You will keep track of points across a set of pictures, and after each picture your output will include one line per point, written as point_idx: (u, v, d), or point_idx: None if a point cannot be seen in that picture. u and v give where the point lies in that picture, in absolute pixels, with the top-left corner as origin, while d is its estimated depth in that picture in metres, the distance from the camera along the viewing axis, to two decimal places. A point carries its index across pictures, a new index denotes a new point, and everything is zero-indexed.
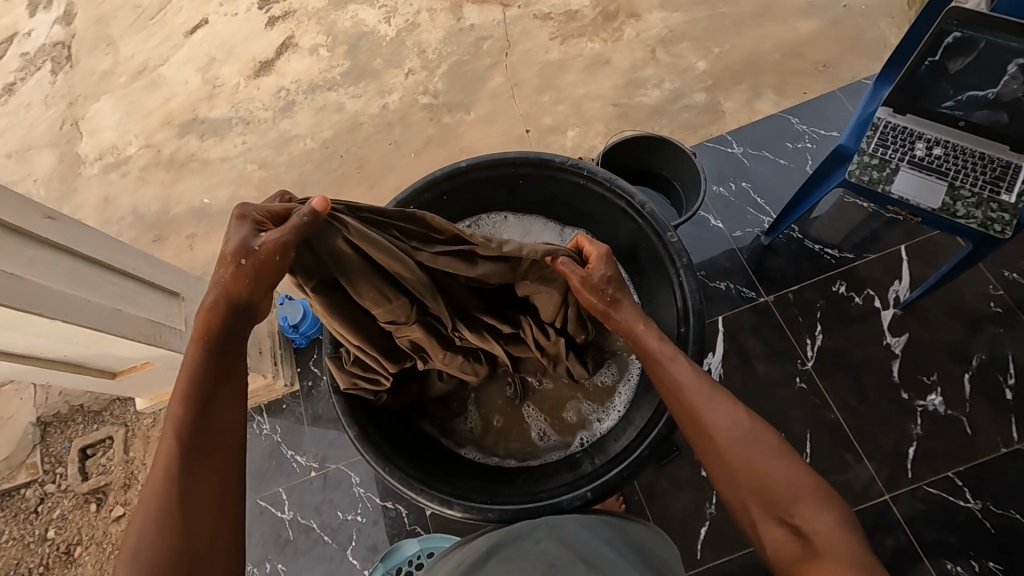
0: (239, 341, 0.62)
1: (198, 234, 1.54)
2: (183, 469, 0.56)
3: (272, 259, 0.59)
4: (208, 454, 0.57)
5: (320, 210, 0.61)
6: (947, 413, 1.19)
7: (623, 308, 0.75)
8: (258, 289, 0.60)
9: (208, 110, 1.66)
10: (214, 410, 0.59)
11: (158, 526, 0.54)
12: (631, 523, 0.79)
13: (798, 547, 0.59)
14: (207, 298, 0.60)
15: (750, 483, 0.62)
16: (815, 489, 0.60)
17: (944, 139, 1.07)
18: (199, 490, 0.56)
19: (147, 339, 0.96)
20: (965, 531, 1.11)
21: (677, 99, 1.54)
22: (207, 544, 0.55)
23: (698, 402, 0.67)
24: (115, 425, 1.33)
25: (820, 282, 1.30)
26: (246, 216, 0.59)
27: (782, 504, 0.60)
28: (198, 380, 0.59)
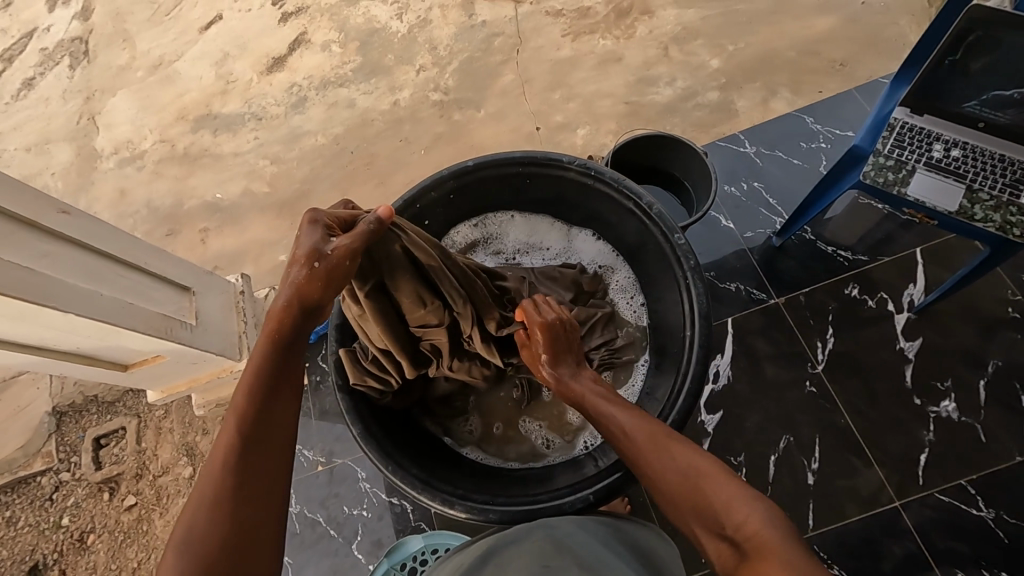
0: (302, 343, 0.63)
1: (210, 228, 1.55)
2: (240, 458, 0.54)
3: (341, 264, 0.63)
4: (266, 446, 0.56)
5: (385, 218, 0.68)
6: (960, 420, 1.16)
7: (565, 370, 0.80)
8: (328, 291, 0.63)
9: (222, 105, 1.67)
10: (276, 404, 0.58)
11: (208, 511, 0.52)
12: (633, 525, 0.78)
13: (734, 558, 0.52)
14: (279, 296, 0.62)
15: (683, 496, 0.60)
16: (749, 494, 0.56)
17: (962, 141, 1.05)
18: (253, 482, 0.54)
19: (158, 332, 0.97)
20: (977, 540, 1.09)
21: (690, 97, 1.52)
22: (255, 538, 0.53)
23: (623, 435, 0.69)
24: (128, 416, 1.35)
25: (832, 284, 1.28)
26: (319, 221, 0.65)
27: (717, 514, 0.56)
28: (265, 374, 0.59)
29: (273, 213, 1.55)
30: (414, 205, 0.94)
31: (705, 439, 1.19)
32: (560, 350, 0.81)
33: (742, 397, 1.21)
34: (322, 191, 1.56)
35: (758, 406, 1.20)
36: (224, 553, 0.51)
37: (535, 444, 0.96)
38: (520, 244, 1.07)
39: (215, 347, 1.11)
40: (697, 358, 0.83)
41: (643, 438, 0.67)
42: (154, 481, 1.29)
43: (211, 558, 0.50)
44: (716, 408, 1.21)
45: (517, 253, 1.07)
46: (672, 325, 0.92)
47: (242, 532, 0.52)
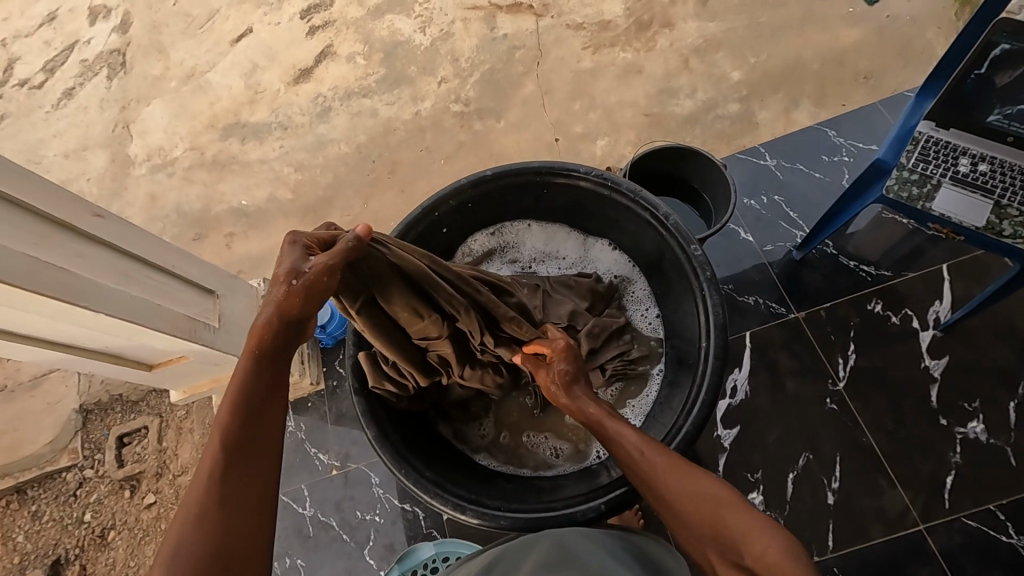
0: (288, 353, 0.63)
1: (236, 233, 1.59)
2: (227, 467, 0.54)
3: (321, 279, 0.64)
4: (251, 457, 0.56)
5: (363, 236, 0.68)
6: (989, 442, 1.13)
7: (576, 394, 0.79)
8: (309, 306, 0.64)
9: (250, 114, 1.73)
10: (268, 414, 0.59)
11: (200, 522, 0.52)
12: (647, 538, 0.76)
13: None
14: (262, 314, 0.62)
15: (704, 532, 0.60)
16: (764, 524, 0.56)
17: (989, 155, 1.03)
18: (244, 492, 0.54)
19: (182, 333, 1.00)
20: (1007, 568, 1.05)
21: (711, 109, 1.52)
22: (248, 551, 0.53)
23: (638, 461, 0.68)
24: (151, 415, 1.38)
25: (854, 299, 1.26)
26: (298, 241, 0.66)
27: (737, 547, 0.56)
28: (252, 386, 0.59)
29: (297, 218, 1.59)
30: (433, 212, 0.96)
31: (721, 455, 1.17)
32: (570, 378, 0.80)
33: (761, 411, 1.19)
34: (345, 198, 1.59)
35: (777, 422, 1.18)
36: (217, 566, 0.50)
37: (546, 454, 0.95)
38: (536, 252, 1.07)
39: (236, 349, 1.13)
40: (714, 370, 0.82)
41: (661, 470, 0.65)
42: (174, 480, 1.32)
43: (204, 573, 0.50)
44: (733, 422, 1.19)
45: (533, 261, 1.07)
46: (688, 336, 0.91)
47: (234, 544, 0.52)
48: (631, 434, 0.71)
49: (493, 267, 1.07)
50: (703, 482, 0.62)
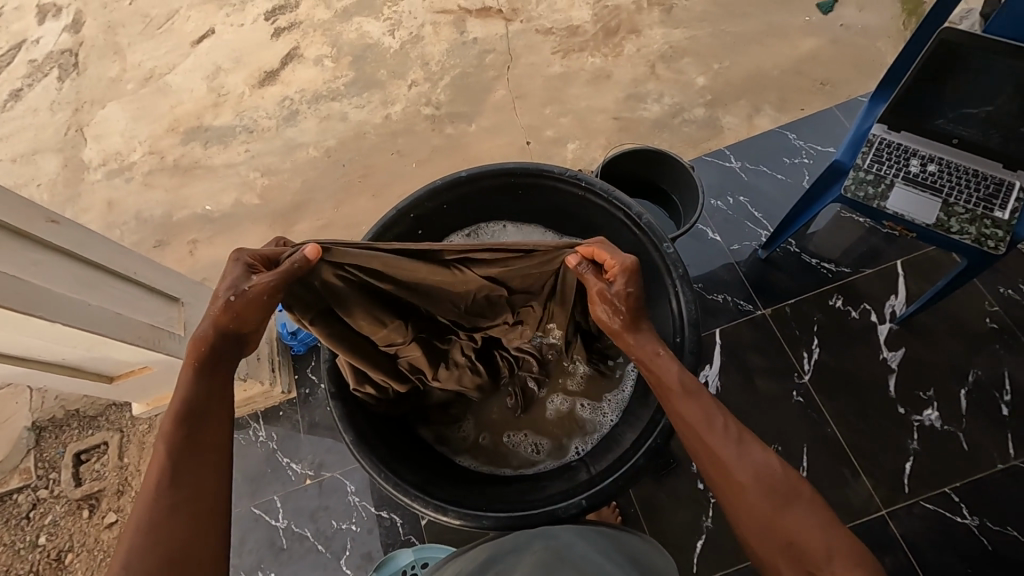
0: (225, 365, 0.68)
1: (200, 240, 1.54)
2: (173, 481, 0.59)
3: (261, 298, 0.67)
4: (195, 466, 0.61)
5: (312, 256, 0.72)
6: (944, 429, 1.18)
7: (642, 333, 0.77)
8: (248, 321, 0.68)
9: (214, 118, 1.68)
10: (211, 425, 0.64)
11: (149, 532, 0.56)
12: (626, 535, 0.81)
13: None
14: (199, 328, 0.67)
15: (778, 536, 0.63)
16: (846, 548, 0.61)
17: (938, 156, 1.09)
18: (193, 500, 0.59)
19: (145, 343, 0.97)
20: (962, 548, 1.10)
21: (678, 114, 1.56)
22: (202, 551, 0.57)
23: (724, 446, 0.68)
24: (111, 430, 1.32)
25: (817, 295, 1.31)
26: (240, 259, 0.69)
27: (813, 561, 0.61)
28: (193, 400, 0.64)
29: (265, 224, 1.55)
30: (408, 214, 0.95)
31: None
32: (636, 314, 0.77)
33: (732, 407, 1.23)
34: (315, 203, 1.57)
35: (748, 417, 1.22)
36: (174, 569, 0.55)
37: (527, 451, 0.96)
38: None
39: None
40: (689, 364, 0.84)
41: (751, 470, 0.67)
42: (136, 497, 1.27)
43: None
44: None
45: None
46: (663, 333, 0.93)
47: (186, 547, 0.57)
48: (716, 417, 0.70)
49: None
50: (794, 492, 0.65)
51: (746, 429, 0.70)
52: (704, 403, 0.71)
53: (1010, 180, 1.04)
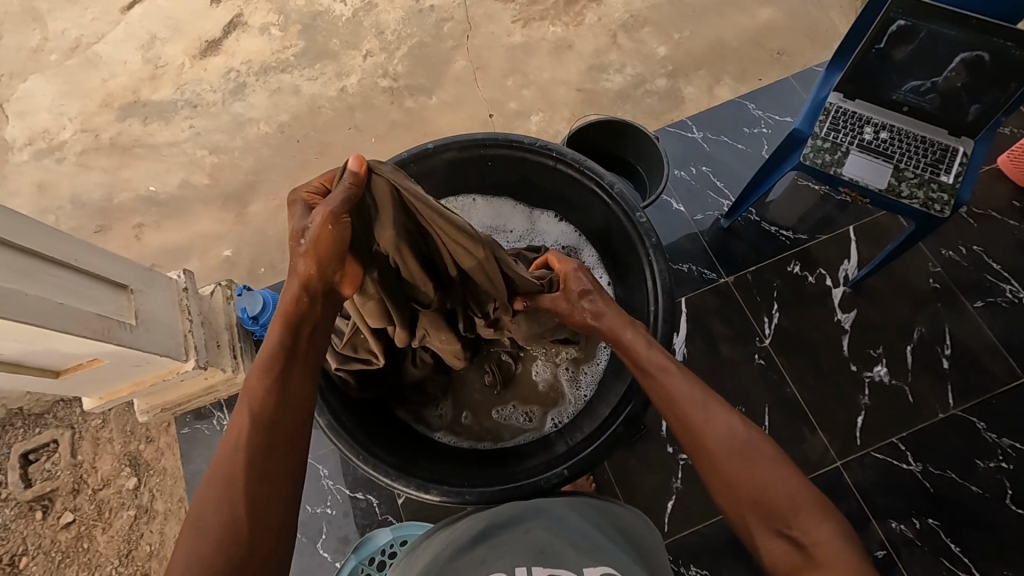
0: (311, 325, 0.68)
1: (146, 224, 1.45)
2: (250, 439, 0.61)
3: (325, 229, 0.65)
4: (275, 425, 0.62)
5: (357, 168, 0.68)
6: (891, 383, 1.26)
7: (604, 317, 0.78)
8: (323, 264, 0.67)
9: (152, 91, 1.57)
10: (283, 391, 0.64)
11: (223, 487, 0.58)
12: (617, 506, 0.75)
13: (799, 558, 0.59)
14: (288, 283, 0.67)
15: (750, 498, 0.63)
16: (813, 503, 0.61)
17: (891, 124, 1.12)
18: (260, 462, 0.60)
19: (95, 334, 0.90)
20: (908, 492, 1.19)
21: (640, 85, 1.55)
22: (272, 514, 0.59)
23: (695, 412, 0.67)
24: (61, 428, 1.25)
25: (776, 262, 1.36)
26: (298, 199, 0.69)
27: (784, 520, 0.61)
28: (276, 357, 0.65)
29: (216, 205, 1.46)
30: None
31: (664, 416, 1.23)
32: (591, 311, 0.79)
33: (698, 373, 1.27)
34: (269, 181, 1.49)
35: (713, 382, 1.27)
36: (235, 528, 0.57)
37: (518, 421, 0.97)
38: (483, 228, 1.08)
39: (159, 348, 1.03)
40: (662, 333, 0.86)
41: (723, 433, 0.66)
42: (94, 495, 1.21)
43: (230, 528, 0.57)
44: None
45: None
46: (636, 302, 0.94)
47: (249, 513, 0.58)
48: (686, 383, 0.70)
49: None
50: (767, 452, 0.64)
51: (711, 392, 0.69)
52: (678, 372, 0.71)
53: (954, 146, 1.09)
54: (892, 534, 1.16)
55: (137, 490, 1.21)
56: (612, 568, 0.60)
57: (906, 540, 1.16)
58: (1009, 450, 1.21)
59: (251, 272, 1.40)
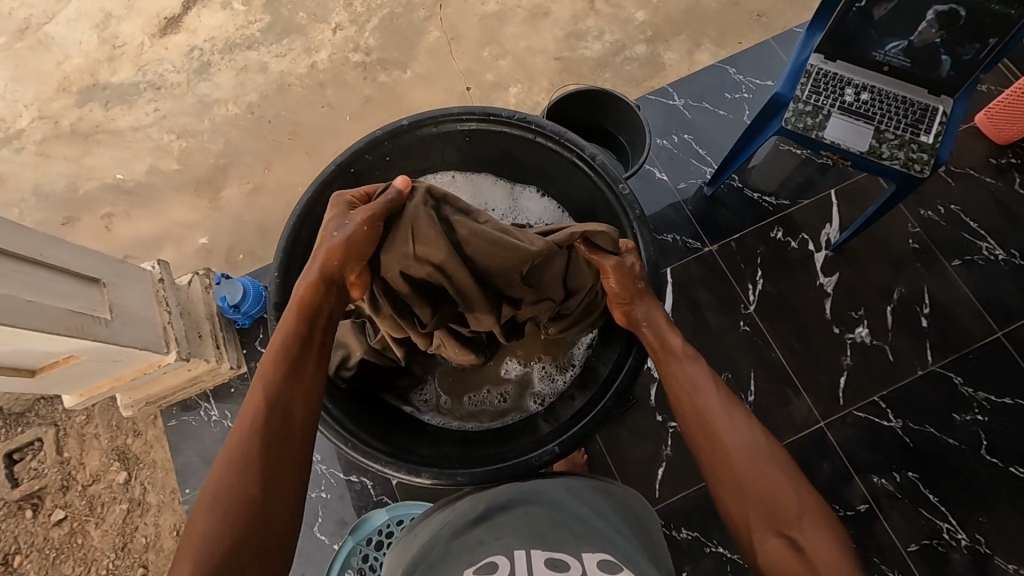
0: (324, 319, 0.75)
1: (115, 213, 1.40)
2: (265, 421, 0.65)
3: (361, 230, 0.76)
4: (288, 409, 0.68)
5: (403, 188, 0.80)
6: (872, 343, 1.29)
7: (646, 303, 0.83)
8: (349, 263, 0.76)
9: (111, 74, 1.49)
10: (296, 377, 0.70)
11: (237, 464, 0.62)
12: (619, 486, 0.77)
13: (797, 561, 0.60)
14: (309, 274, 0.74)
15: (756, 498, 0.65)
16: (817, 515, 0.63)
17: (871, 84, 1.12)
18: (273, 443, 0.64)
19: (69, 331, 0.88)
20: (889, 448, 1.23)
21: (619, 51, 1.52)
22: (282, 491, 0.63)
23: (713, 410, 0.72)
24: (44, 426, 1.23)
25: (759, 229, 1.36)
26: (343, 200, 0.80)
27: (785, 521, 0.63)
28: (290, 346, 0.71)
29: (188, 191, 1.41)
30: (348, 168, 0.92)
31: (653, 386, 1.25)
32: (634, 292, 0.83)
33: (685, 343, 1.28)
34: (241, 165, 1.44)
35: (699, 350, 1.28)
36: (248, 504, 0.60)
37: (494, 403, 0.99)
38: None
39: (138, 342, 1.00)
40: None
41: (738, 437, 0.69)
42: (85, 491, 1.20)
43: (242, 505, 0.60)
44: None
45: None
46: None
47: (261, 490, 0.61)
48: (706, 387, 0.74)
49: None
50: (775, 456, 0.68)
51: (733, 400, 0.73)
52: (698, 370, 0.76)
53: (934, 105, 1.09)
54: (874, 488, 1.21)
55: (128, 484, 1.20)
56: (610, 553, 0.60)
57: (887, 493, 1.20)
58: (984, 403, 1.25)
59: (229, 260, 1.36)
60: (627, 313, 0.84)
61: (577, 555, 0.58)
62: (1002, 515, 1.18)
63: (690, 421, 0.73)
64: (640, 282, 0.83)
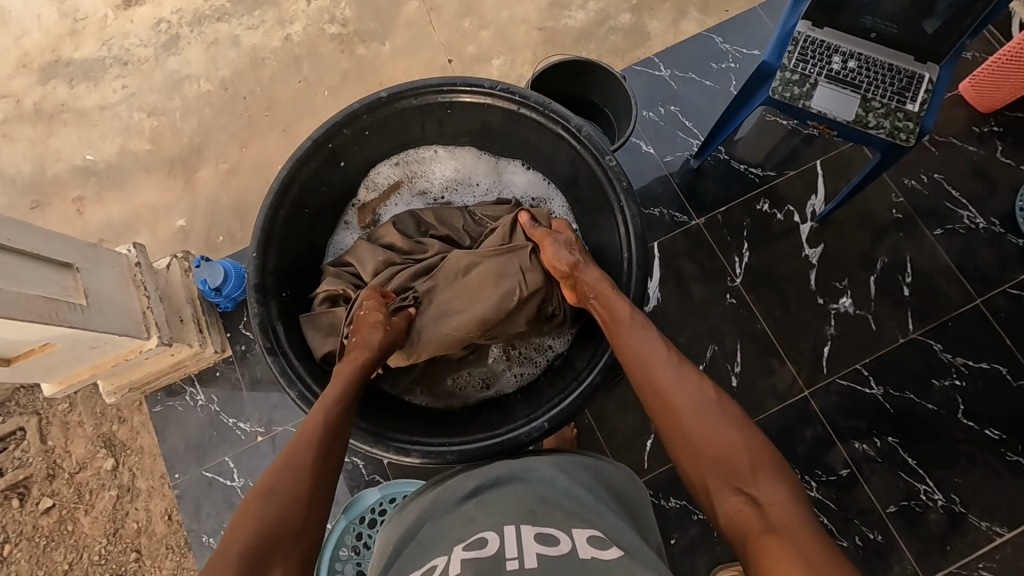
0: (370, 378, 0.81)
1: (87, 196, 1.35)
2: (320, 443, 0.68)
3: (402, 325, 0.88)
4: (338, 442, 0.70)
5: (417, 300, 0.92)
6: (855, 313, 1.31)
7: (587, 270, 0.86)
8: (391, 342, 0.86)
9: (74, 49, 1.42)
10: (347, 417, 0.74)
11: (293, 474, 0.63)
12: (605, 463, 0.77)
13: (751, 513, 0.59)
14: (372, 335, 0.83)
15: (711, 458, 0.65)
16: (773, 470, 0.63)
17: (858, 52, 1.11)
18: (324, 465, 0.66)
19: (42, 318, 0.85)
20: (871, 414, 1.26)
21: (604, 21, 1.48)
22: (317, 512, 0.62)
23: (665, 375, 0.73)
24: (25, 415, 1.20)
25: (746, 201, 1.36)
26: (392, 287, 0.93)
27: (741, 477, 0.63)
28: (349, 388, 0.76)
29: (162, 172, 1.37)
30: (326, 143, 0.89)
31: None
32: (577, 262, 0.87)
33: (672, 316, 1.29)
34: (216, 143, 1.39)
35: (686, 322, 1.29)
36: (293, 514, 0.60)
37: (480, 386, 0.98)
38: (447, 180, 1.07)
39: (116, 328, 0.98)
40: (636, 280, 0.86)
41: (687, 401, 0.70)
42: (72, 479, 1.18)
43: (289, 513, 0.60)
44: None
45: (445, 190, 1.07)
46: (610, 249, 0.94)
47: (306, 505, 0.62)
48: (655, 353, 0.76)
49: (400, 200, 1.06)
50: (728, 415, 0.68)
51: (686, 363, 0.74)
52: (647, 338, 0.77)
53: (920, 73, 1.09)
54: (855, 453, 1.24)
55: (116, 471, 1.19)
56: (598, 528, 0.60)
57: (867, 457, 1.24)
58: (961, 368, 1.28)
59: (209, 242, 1.33)
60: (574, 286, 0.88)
61: (567, 530, 0.59)
62: (976, 475, 1.23)
63: (644, 389, 0.74)
64: (575, 256, 0.88)
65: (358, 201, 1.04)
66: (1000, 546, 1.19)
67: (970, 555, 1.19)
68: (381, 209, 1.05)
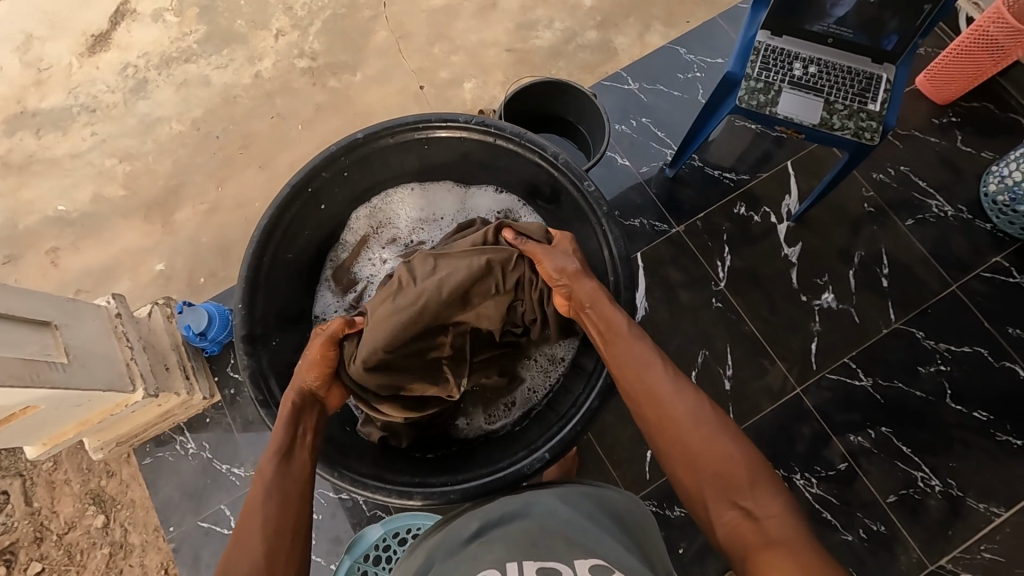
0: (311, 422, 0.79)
1: (62, 247, 1.32)
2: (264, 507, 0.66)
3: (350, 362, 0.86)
4: (285, 496, 0.68)
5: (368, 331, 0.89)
6: (839, 307, 1.33)
7: (584, 283, 0.84)
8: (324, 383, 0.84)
9: (39, 99, 1.41)
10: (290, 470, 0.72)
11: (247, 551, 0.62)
12: (605, 489, 0.77)
13: (750, 529, 0.60)
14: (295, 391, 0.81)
15: (709, 472, 0.65)
16: (769, 485, 0.63)
17: (817, 57, 1.14)
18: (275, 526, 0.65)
19: (23, 381, 0.83)
20: (863, 406, 1.28)
21: (571, 39, 1.51)
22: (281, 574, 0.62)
23: (663, 387, 0.73)
24: (9, 477, 1.16)
25: (723, 205, 1.38)
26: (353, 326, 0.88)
27: (738, 491, 0.63)
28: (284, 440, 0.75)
29: (138, 217, 1.35)
30: (306, 186, 0.89)
31: None
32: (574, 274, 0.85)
33: (661, 324, 1.31)
34: (192, 183, 1.38)
35: (675, 330, 1.30)
36: None
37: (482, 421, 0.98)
38: (412, 222, 1.06)
39: (100, 383, 0.96)
40: (624, 300, 0.87)
41: (686, 415, 0.70)
42: (61, 541, 1.14)
43: None
44: None
45: (412, 232, 1.06)
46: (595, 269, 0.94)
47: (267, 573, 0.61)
48: (656, 366, 0.75)
49: (371, 254, 1.05)
50: (722, 424, 0.69)
51: (683, 375, 0.74)
52: (642, 347, 0.77)
53: (878, 73, 1.12)
54: (852, 446, 1.25)
55: (108, 528, 1.15)
56: (601, 557, 0.60)
57: (864, 450, 1.25)
58: (945, 353, 1.31)
59: (191, 284, 1.30)
60: (569, 295, 0.86)
61: (570, 563, 0.59)
62: (969, 458, 1.25)
63: (640, 400, 0.73)
64: (572, 264, 0.86)
65: (331, 263, 1.04)
66: (999, 526, 1.21)
67: (971, 538, 1.20)
68: (354, 267, 1.04)
